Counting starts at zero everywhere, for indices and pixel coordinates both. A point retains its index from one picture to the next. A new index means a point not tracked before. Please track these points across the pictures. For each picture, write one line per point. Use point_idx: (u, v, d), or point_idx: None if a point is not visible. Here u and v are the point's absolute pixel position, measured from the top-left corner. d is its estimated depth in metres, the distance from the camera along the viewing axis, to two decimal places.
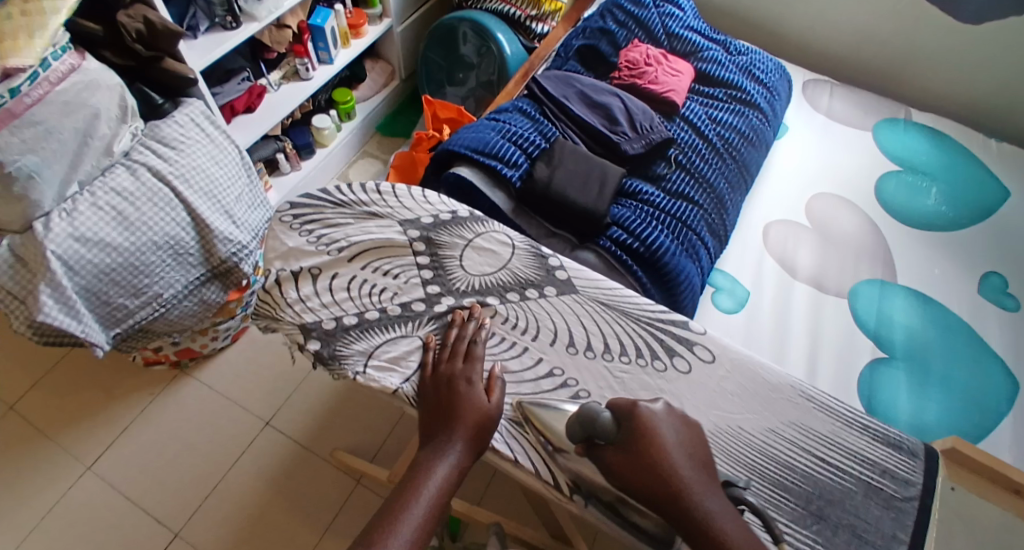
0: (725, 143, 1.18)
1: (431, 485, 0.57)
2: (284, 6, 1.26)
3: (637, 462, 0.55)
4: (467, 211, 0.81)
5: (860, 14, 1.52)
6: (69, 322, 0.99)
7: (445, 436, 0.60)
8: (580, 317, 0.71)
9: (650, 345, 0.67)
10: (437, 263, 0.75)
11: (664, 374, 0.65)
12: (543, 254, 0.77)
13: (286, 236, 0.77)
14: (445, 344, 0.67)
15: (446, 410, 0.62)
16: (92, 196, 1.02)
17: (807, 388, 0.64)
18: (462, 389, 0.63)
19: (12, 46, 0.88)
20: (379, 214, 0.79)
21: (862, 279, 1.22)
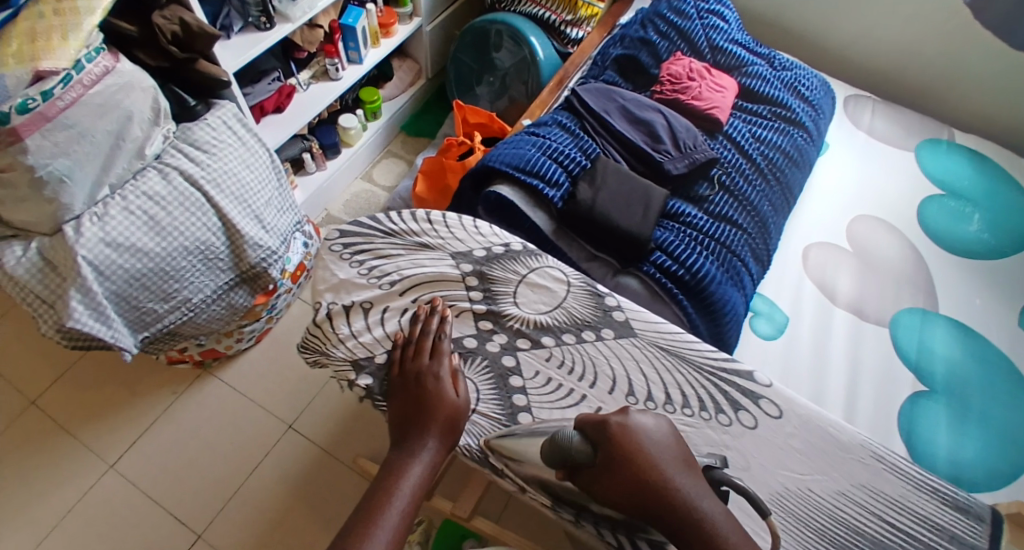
0: (769, 164, 1.15)
1: (409, 483, 0.62)
2: (318, 6, 1.24)
3: (625, 454, 0.59)
4: (520, 243, 0.83)
5: (908, 29, 1.46)
6: (100, 328, 0.98)
7: (418, 435, 0.65)
8: (638, 363, 0.71)
9: (714, 397, 0.68)
10: (491, 300, 0.76)
11: (729, 429, 0.65)
12: (598, 293, 0.78)
13: (337, 266, 0.80)
14: (409, 340, 0.72)
15: (420, 407, 0.67)
16: (123, 200, 1.00)
17: (879, 449, 0.64)
18: (430, 385, 0.68)
19: (46, 47, 0.85)
20: (430, 245, 0.81)
21: (902, 308, 1.19)
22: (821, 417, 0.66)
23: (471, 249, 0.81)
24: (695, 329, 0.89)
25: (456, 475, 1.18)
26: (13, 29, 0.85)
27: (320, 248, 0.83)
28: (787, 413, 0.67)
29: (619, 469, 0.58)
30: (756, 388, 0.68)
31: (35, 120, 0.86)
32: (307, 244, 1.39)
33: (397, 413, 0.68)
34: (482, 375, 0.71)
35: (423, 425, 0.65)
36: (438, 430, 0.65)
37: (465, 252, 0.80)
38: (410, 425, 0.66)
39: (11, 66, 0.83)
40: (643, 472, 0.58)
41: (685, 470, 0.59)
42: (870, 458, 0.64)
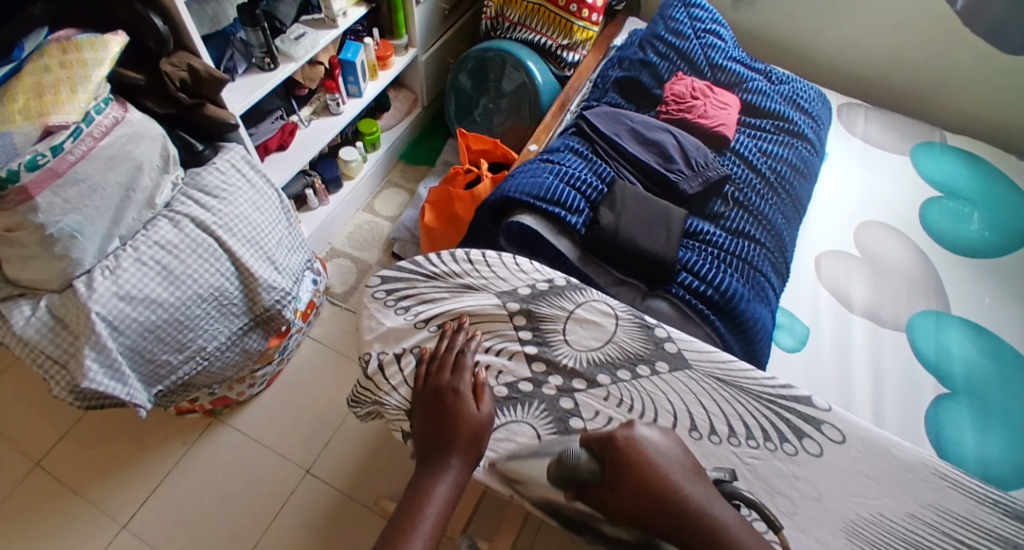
0: (778, 177, 1.16)
1: (435, 504, 0.65)
2: (319, 44, 1.26)
3: (626, 469, 0.61)
4: (563, 278, 0.85)
5: (894, 37, 1.51)
6: (115, 385, 0.95)
7: (444, 455, 0.68)
8: (697, 396, 0.73)
9: (776, 425, 0.70)
10: (541, 337, 0.79)
11: (795, 458, 0.68)
12: (646, 324, 0.80)
13: (378, 309, 0.83)
14: (434, 356, 0.77)
15: (443, 424, 0.70)
16: (135, 251, 0.97)
17: (940, 466, 0.67)
18: (451, 401, 0.72)
19: (55, 102, 0.83)
20: (474, 286, 0.84)
21: (917, 311, 1.19)
22: (883, 439, 0.69)
23: (514, 289, 0.83)
24: (728, 348, 0.90)
25: (492, 508, 1.19)
26: (17, 84, 0.84)
27: (363, 296, 0.85)
28: (849, 437, 0.69)
29: (622, 485, 0.60)
30: (815, 413, 0.71)
31: (45, 177, 0.84)
32: (316, 281, 1.39)
33: (421, 431, 0.71)
34: (543, 420, 0.73)
35: (447, 442, 0.68)
36: (462, 448, 0.68)
37: (510, 293, 0.83)
38: (434, 441, 0.69)
39: (19, 123, 0.82)
40: (642, 485, 0.60)
41: (689, 474, 0.61)
42: (933, 476, 0.67)
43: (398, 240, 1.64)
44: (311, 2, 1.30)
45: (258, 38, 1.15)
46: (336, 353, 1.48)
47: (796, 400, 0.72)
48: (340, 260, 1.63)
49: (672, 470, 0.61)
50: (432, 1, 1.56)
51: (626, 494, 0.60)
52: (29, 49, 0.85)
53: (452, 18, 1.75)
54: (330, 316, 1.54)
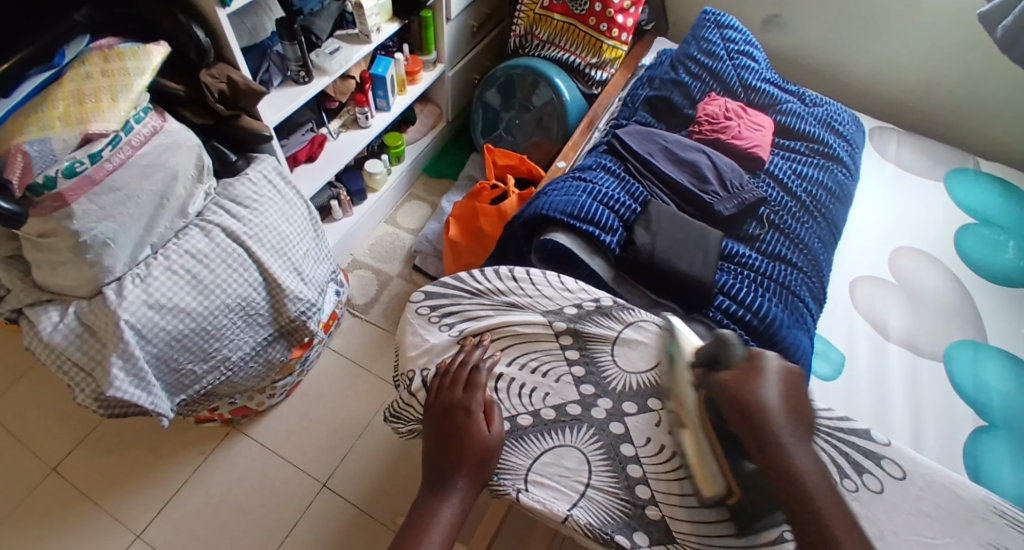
0: (814, 201, 1.14)
1: (440, 528, 0.64)
2: (353, 59, 1.27)
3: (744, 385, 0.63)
4: (609, 298, 0.84)
5: (928, 61, 1.49)
6: (140, 395, 0.93)
7: (447, 479, 0.67)
8: None
9: (838, 460, 0.67)
10: (588, 358, 0.78)
11: (856, 495, 0.65)
12: (696, 348, 0.79)
13: (421, 324, 0.84)
14: (447, 372, 0.76)
15: (452, 445, 0.69)
16: (165, 259, 0.97)
17: (999, 504, 0.65)
18: (459, 417, 0.71)
19: (96, 109, 0.83)
20: (519, 304, 0.83)
21: (954, 341, 1.16)
22: (943, 475, 0.67)
23: (559, 307, 0.82)
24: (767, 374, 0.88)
25: (518, 525, 1.17)
26: (58, 89, 0.83)
27: (407, 311, 0.86)
28: (911, 473, 0.67)
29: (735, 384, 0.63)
30: (875, 448, 0.68)
31: (83, 183, 0.84)
32: (339, 292, 1.38)
33: (429, 449, 0.70)
34: (591, 445, 0.71)
35: (453, 465, 0.67)
36: (469, 470, 0.68)
37: (554, 310, 0.82)
38: (442, 461, 0.68)
39: (59, 130, 0.81)
40: (749, 387, 0.62)
41: (795, 410, 0.63)
42: (993, 515, 0.65)
43: (419, 253, 1.63)
44: (346, 17, 1.31)
45: (294, 51, 1.15)
46: (355, 365, 1.47)
47: (855, 434, 0.69)
48: (362, 271, 1.63)
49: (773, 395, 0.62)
50: (461, 18, 1.57)
51: (737, 392, 0.62)
52: (70, 55, 0.84)
53: (480, 34, 1.76)
54: (350, 327, 1.53)
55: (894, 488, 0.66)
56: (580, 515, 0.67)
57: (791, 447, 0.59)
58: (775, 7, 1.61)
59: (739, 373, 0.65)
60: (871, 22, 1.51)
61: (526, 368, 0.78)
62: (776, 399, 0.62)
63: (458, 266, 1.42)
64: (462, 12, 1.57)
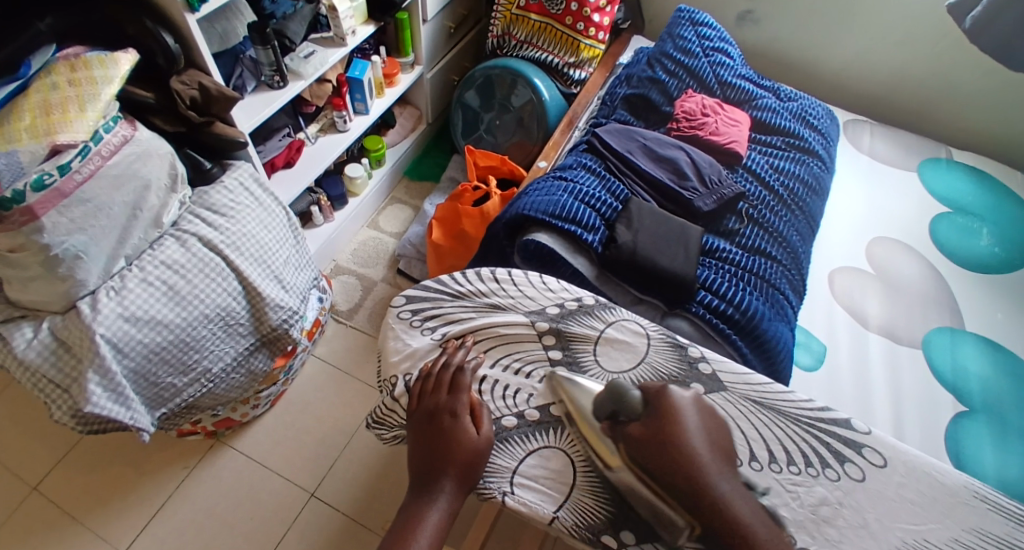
0: (792, 194, 1.15)
1: (426, 532, 0.64)
2: (329, 63, 1.26)
3: (658, 433, 0.66)
4: (591, 297, 0.84)
5: (898, 53, 1.52)
6: (118, 410, 0.92)
7: (434, 483, 0.67)
8: (736, 420, 0.71)
9: (818, 451, 0.68)
10: (571, 358, 0.77)
11: (838, 484, 0.66)
12: (679, 345, 0.78)
13: (403, 329, 0.83)
14: (429, 375, 0.76)
15: (438, 448, 0.69)
16: (140, 271, 0.95)
17: (980, 488, 0.66)
18: (443, 420, 0.71)
19: (63, 120, 0.81)
20: (501, 305, 0.83)
21: (932, 328, 1.18)
22: (924, 462, 0.68)
23: (541, 308, 0.82)
24: (751, 367, 0.88)
25: (510, 526, 1.17)
26: (24, 101, 0.81)
27: (389, 316, 0.85)
28: (893, 460, 0.68)
29: (664, 429, 0.67)
30: (857, 437, 0.69)
31: (51, 197, 0.82)
32: (321, 299, 1.37)
33: (414, 452, 0.71)
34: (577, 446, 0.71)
35: (440, 468, 0.68)
36: (456, 473, 0.68)
37: (536, 311, 0.82)
38: (428, 465, 0.69)
39: (25, 142, 0.79)
40: (670, 433, 0.66)
41: (715, 446, 0.67)
42: (974, 499, 0.66)
43: (402, 256, 1.62)
44: (320, 21, 1.30)
45: (268, 56, 1.14)
46: (340, 372, 1.46)
47: (836, 424, 0.70)
48: (344, 277, 1.62)
49: (695, 432, 0.67)
50: (437, 20, 1.57)
51: (654, 442, 0.66)
52: (36, 66, 0.83)
53: (457, 36, 1.75)
54: (334, 334, 1.52)
55: (876, 476, 0.67)
56: (564, 517, 0.68)
57: (722, 486, 0.64)
58: (748, 3, 1.63)
59: (649, 425, 0.67)
60: (841, 16, 1.53)
61: (509, 369, 0.77)
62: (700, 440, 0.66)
63: (442, 269, 1.41)
64: (438, 14, 1.56)
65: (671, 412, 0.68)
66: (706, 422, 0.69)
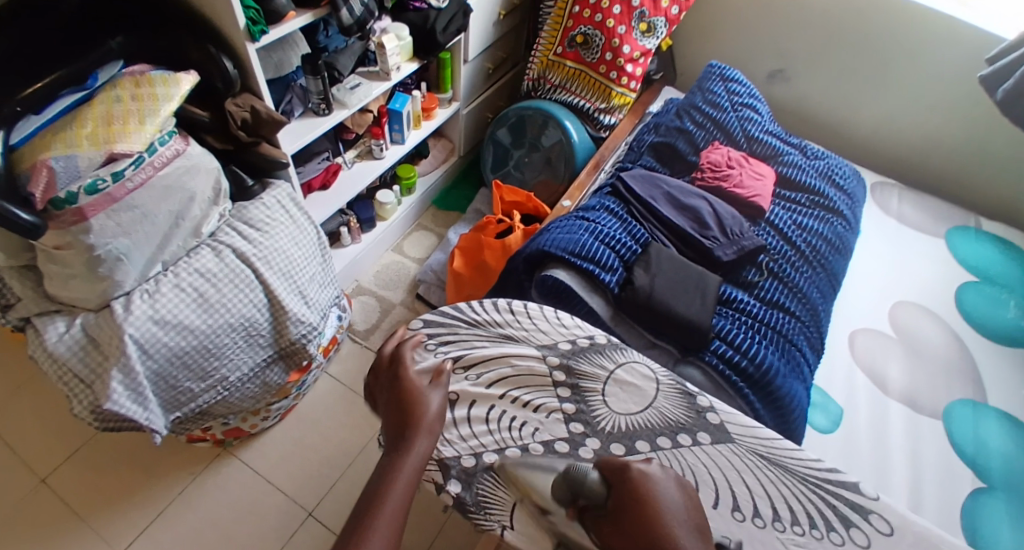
0: (814, 250, 1.16)
1: (400, 483, 0.65)
2: (373, 95, 1.32)
3: (625, 530, 0.58)
4: (603, 336, 0.85)
5: (929, 121, 1.53)
6: (137, 409, 0.95)
7: (404, 437, 0.70)
8: (741, 472, 0.70)
9: (823, 512, 0.67)
10: (579, 396, 0.78)
11: (843, 548, 0.65)
12: (689, 393, 0.78)
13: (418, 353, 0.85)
14: (387, 358, 0.80)
15: (401, 407, 0.73)
16: (175, 277, 0.99)
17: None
18: (408, 381, 0.75)
19: (123, 131, 0.86)
20: (514, 336, 0.85)
21: (953, 398, 1.15)
22: (935, 534, 0.66)
23: (551, 341, 0.83)
24: (762, 422, 0.88)
25: None
26: (88, 110, 0.87)
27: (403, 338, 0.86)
28: (900, 529, 0.66)
29: (626, 520, 0.58)
30: (864, 502, 0.68)
31: (102, 201, 0.87)
32: (341, 317, 1.40)
33: (385, 431, 0.72)
34: None
35: (408, 424, 0.71)
36: (423, 425, 0.71)
37: (546, 343, 0.83)
38: (397, 431, 0.70)
39: (84, 148, 0.84)
40: (645, 517, 0.57)
41: (693, 528, 0.58)
42: None
43: (423, 282, 1.65)
44: (368, 56, 1.37)
45: (317, 85, 1.22)
46: (350, 391, 1.47)
47: (843, 486, 0.69)
48: (365, 298, 1.65)
49: (673, 511, 0.58)
50: (478, 60, 1.63)
51: (623, 527, 0.58)
52: (102, 79, 0.89)
53: (495, 76, 1.82)
54: (349, 352, 1.54)
55: (881, 544, 0.66)
56: None
57: None
58: (780, 62, 1.67)
59: (612, 512, 0.60)
60: (872, 81, 1.55)
61: (517, 401, 0.78)
62: (676, 503, 0.59)
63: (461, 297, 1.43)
64: (479, 55, 1.63)
65: (641, 494, 0.59)
66: (683, 495, 0.61)
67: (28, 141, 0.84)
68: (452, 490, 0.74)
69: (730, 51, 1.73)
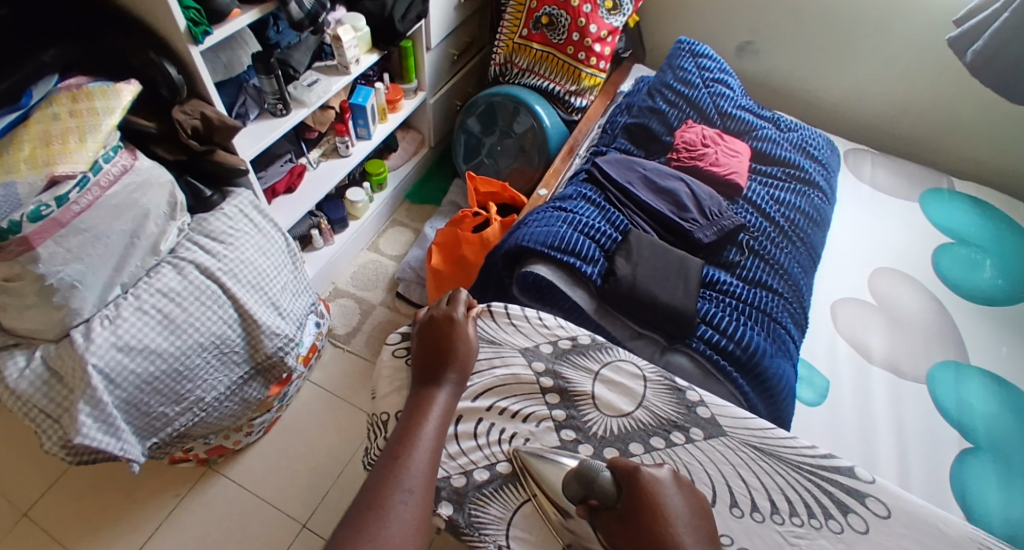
0: (792, 225, 1.15)
1: (434, 416, 0.70)
2: (332, 91, 1.27)
3: (633, 531, 0.58)
4: (587, 336, 0.83)
5: (898, 85, 1.53)
6: (109, 441, 0.91)
7: (439, 373, 0.74)
8: (736, 467, 0.70)
9: (819, 500, 0.67)
10: (569, 401, 0.77)
11: (841, 536, 0.65)
12: (677, 388, 0.78)
13: (399, 368, 0.83)
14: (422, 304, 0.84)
15: (438, 343, 0.77)
16: (136, 299, 0.95)
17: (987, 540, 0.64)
18: (445, 321, 0.79)
19: (62, 150, 0.81)
20: (496, 340, 0.82)
21: (936, 362, 1.16)
22: (929, 512, 0.67)
23: (533, 345, 0.82)
24: (752, 406, 0.87)
25: None
26: (24, 132, 0.81)
27: (383, 354, 0.85)
28: (895, 511, 0.66)
29: (638, 521, 0.58)
30: (860, 486, 0.68)
31: (48, 226, 0.82)
32: (319, 324, 1.36)
33: (417, 361, 0.76)
34: None
35: (444, 361, 0.75)
36: (458, 365, 0.76)
37: (528, 348, 0.81)
38: (433, 364, 0.75)
39: (23, 172, 0.79)
40: (655, 526, 0.57)
41: (700, 532, 0.59)
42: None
43: (402, 280, 1.62)
44: (325, 50, 1.31)
45: (271, 85, 1.15)
46: (335, 398, 1.44)
47: (838, 472, 0.69)
48: (343, 300, 1.61)
49: (678, 515, 0.59)
50: (441, 47, 1.58)
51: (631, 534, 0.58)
52: (37, 96, 0.82)
53: (460, 63, 1.77)
54: (331, 358, 1.50)
55: (877, 527, 0.66)
56: None
57: None
58: (748, 34, 1.64)
59: (622, 516, 0.60)
60: (840, 47, 1.54)
61: (506, 413, 0.76)
62: (680, 508, 0.60)
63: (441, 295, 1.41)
64: (442, 42, 1.58)
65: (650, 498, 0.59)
66: (689, 501, 0.61)
67: None
68: (443, 513, 0.69)
69: (697, 25, 1.70)
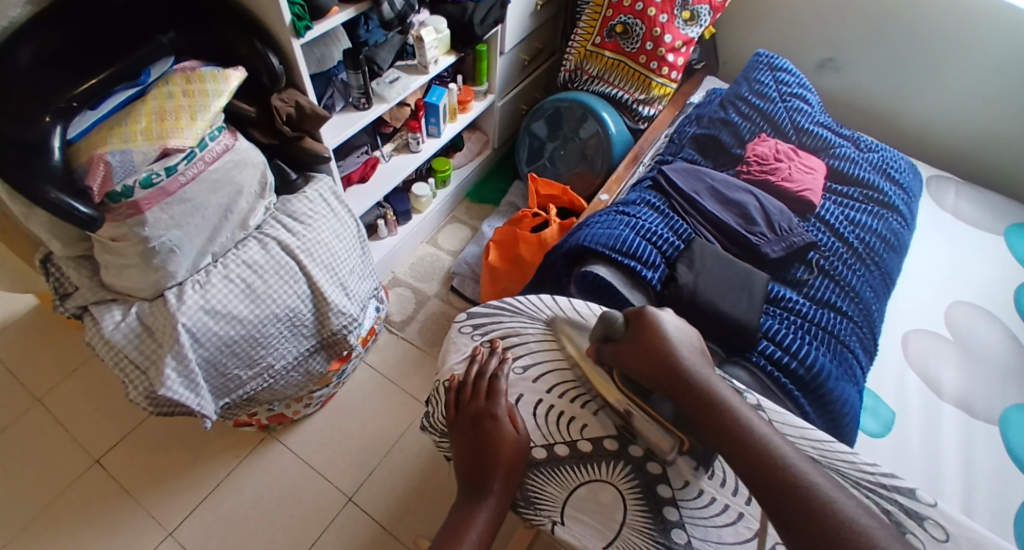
0: (866, 247, 1.12)
1: (477, 527, 0.74)
2: (411, 88, 1.33)
3: (643, 347, 0.73)
4: None
5: (989, 112, 1.46)
6: (188, 395, 0.98)
7: (485, 478, 0.77)
8: None
9: None
10: None
11: None
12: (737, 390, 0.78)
13: (464, 342, 0.87)
14: (467, 383, 0.82)
15: (484, 447, 0.78)
16: (224, 268, 1.02)
17: None
18: (490, 430, 0.78)
19: (175, 126, 0.89)
20: (558, 326, 0.85)
21: (1012, 405, 1.10)
22: (994, 544, 0.65)
23: (475, 352, 0.84)
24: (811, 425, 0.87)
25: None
26: (141, 106, 0.89)
27: (451, 330, 0.90)
28: (956, 536, 0.65)
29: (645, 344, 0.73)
30: (920, 508, 0.67)
31: (156, 194, 0.90)
32: (378, 308, 1.42)
33: (467, 459, 0.80)
34: (626, 481, 0.73)
35: (489, 466, 0.77)
36: (502, 473, 0.76)
37: (474, 355, 0.84)
38: (477, 470, 0.78)
39: (139, 143, 0.86)
40: (654, 349, 0.72)
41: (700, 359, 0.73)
42: None
43: (458, 274, 1.67)
44: (407, 49, 1.38)
45: (358, 79, 1.22)
46: (388, 381, 1.50)
47: (898, 491, 0.68)
48: (401, 289, 1.67)
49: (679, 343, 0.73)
50: (514, 52, 1.63)
51: (638, 353, 0.73)
52: (154, 75, 0.92)
53: (531, 67, 1.81)
54: (386, 343, 1.56)
55: None
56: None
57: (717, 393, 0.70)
58: (829, 50, 1.61)
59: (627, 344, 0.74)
60: (927, 69, 1.49)
61: (565, 396, 0.79)
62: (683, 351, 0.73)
63: (495, 290, 1.44)
64: (516, 47, 1.62)
65: (650, 330, 0.74)
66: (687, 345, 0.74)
67: (85, 135, 0.87)
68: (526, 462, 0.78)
69: (776, 38, 1.67)
